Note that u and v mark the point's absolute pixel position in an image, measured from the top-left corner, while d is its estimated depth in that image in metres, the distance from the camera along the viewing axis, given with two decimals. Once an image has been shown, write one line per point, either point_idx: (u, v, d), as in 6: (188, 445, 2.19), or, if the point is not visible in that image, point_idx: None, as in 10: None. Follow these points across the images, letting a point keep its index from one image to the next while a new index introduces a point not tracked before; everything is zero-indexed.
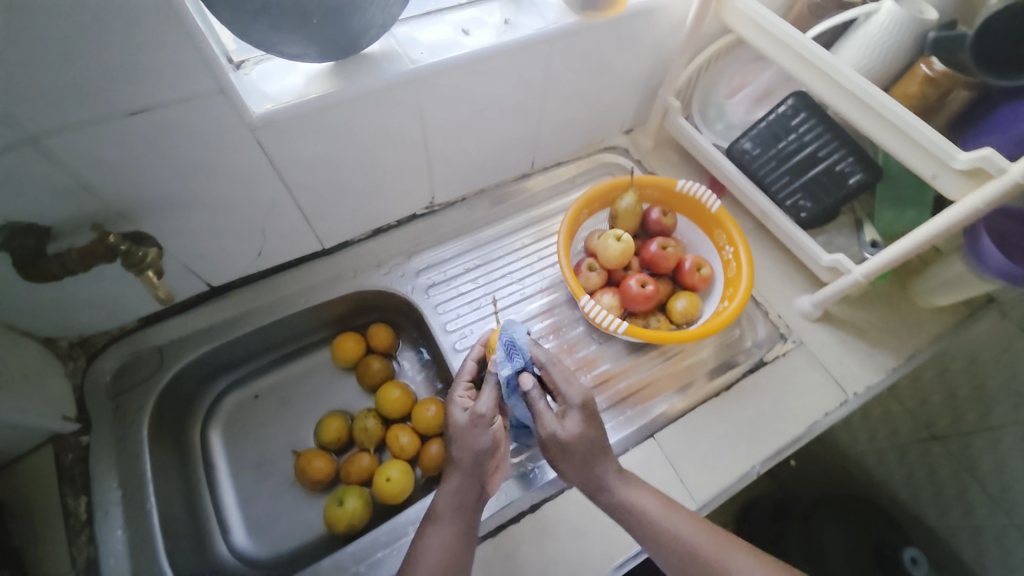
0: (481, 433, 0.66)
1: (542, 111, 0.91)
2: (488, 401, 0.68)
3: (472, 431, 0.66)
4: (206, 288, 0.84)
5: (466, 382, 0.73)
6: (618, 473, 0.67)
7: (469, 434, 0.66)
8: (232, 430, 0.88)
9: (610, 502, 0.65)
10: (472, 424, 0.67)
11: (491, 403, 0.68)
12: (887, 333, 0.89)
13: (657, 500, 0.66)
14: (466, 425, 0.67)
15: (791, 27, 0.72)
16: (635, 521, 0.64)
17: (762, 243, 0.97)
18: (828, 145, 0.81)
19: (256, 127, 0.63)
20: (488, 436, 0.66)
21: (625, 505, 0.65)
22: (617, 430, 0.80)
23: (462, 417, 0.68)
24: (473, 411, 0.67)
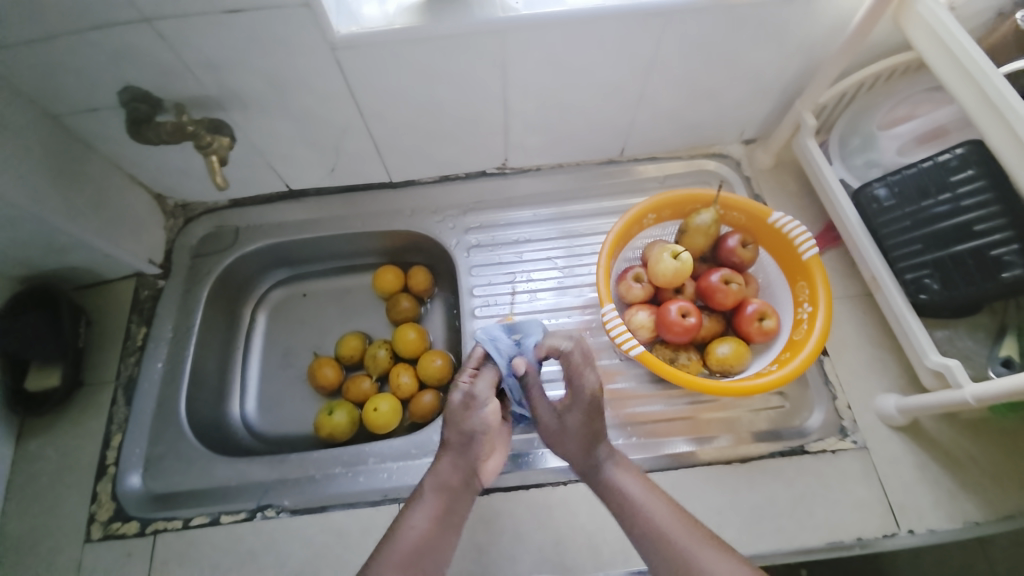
0: (473, 415, 0.63)
1: (643, 95, 0.81)
2: (484, 385, 0.65)
3: (467, 415, 0.63)
4: (284, 188, 0.93)
5: (471, 367, 0.68)
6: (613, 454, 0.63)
7: (464, 417, 0.63)
8: (274, 318, 0.98)
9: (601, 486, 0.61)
10: (468, 410, 0.63)
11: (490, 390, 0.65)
12: (989, 478, 0.68)
13: (648, 488, 0.60)
14: (461, 406, 0.63)
15: (987, 58, 0.56)
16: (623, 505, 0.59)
17: (863, 316, 0.79)
18: (992, 221, 0.63)
19: (337, 47, 0.66)
20: (479, 420, 0.63)
21: (614, 488, 0.60)
22: None
23: (458, 397, 0.64)
24: (469, 393, 0.64)
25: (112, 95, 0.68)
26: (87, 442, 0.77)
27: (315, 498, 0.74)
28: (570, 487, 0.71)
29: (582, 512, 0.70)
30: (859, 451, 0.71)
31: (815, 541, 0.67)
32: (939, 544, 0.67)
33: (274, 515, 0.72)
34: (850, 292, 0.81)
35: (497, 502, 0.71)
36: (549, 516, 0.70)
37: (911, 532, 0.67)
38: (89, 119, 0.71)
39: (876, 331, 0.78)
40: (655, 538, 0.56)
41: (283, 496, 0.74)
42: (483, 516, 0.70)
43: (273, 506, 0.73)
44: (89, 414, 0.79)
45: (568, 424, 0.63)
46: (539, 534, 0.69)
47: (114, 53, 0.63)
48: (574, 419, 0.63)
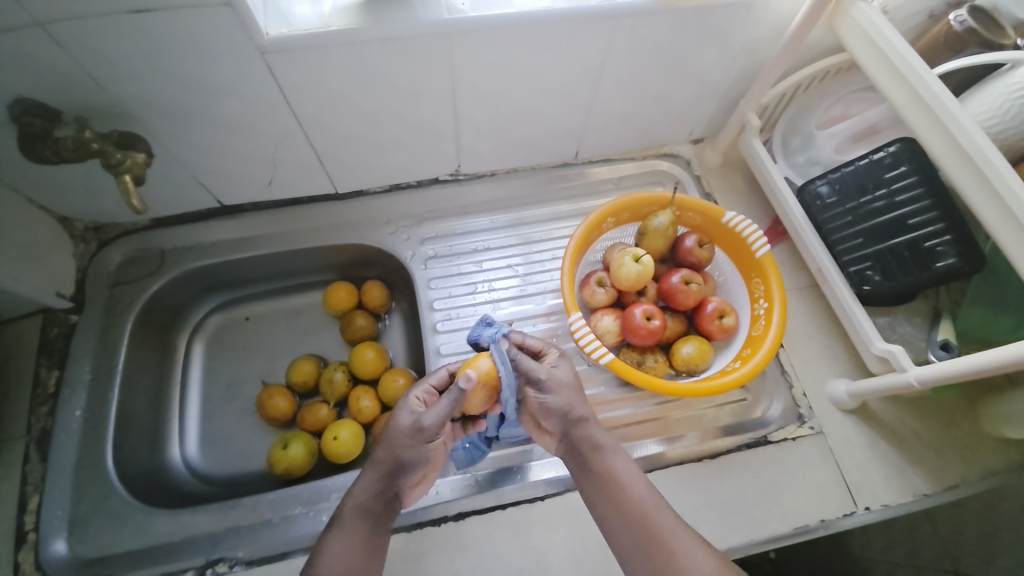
0: (415, 447, 0.59)
1: (595, 98, 0.80)
2: (439, 416, 0.59)
3: (406, 442, 0.59)
4: (216, 204, 0.84)
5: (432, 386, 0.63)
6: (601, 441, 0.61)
7: (403, 444, 0.59)
8: (214, 347, 0.90)
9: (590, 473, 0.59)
10: (408, 434, 0.59)
11: (438, 416, 0.58)
12: (930, 450, 0.74)
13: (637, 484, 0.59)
14: (403, 431, 0.59)
15: (917, 57, 0.58)
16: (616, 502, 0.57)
17: (812, 306, 0.83)
18: (924, 214, 0.67)
19: (268, 51, 0.59)
20: (422, 453, 0.59)
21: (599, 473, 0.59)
22: None
23: (401, 417, 0.60)
24: (418, 425, 0.59)
25: None
26: None
27: (272, 544, 0.68)
28: (548, 501, 0.69)
29: (562, 527, 0.68)
30: (817, 437, 0.74)
31: (784, 528, 0.69)
32: (891, 516, 0.71)
33: (228, 569, 0.66)
34: (798, 284, 0.84)
35: (474, 525, 0.68)
36: (527, 534, 0.68)
37: (867, 508, 0.71)
38: None
39: (824, 320, 0.82)
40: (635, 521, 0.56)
41: (238, 546, 0.68)
42: (459, 542, 0.67)
43: (226, 560, 0.67)
44: None
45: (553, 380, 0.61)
46: (518, 554, 0.67)
47: None
48: (559, 377, 0.62)
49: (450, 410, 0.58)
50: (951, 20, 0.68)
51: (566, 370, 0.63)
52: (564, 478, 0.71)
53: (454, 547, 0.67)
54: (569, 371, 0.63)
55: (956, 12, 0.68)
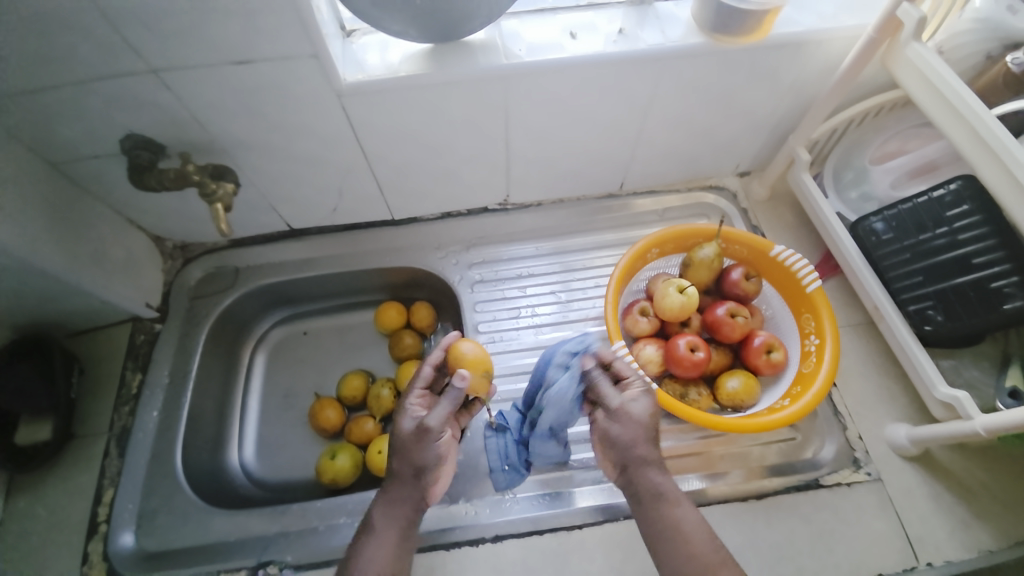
0: (426, 447, 0.61)
1: (641, 133, 0.83)
2: (441, 412, 0.61)
3: (416, 443, 0.60)
4: (285, 227, 0.92)
5: (421, 389, 0.66)
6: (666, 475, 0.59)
7: (413, 449, 0.60)
8: (273, 358, 0.97)
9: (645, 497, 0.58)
10: (416, 437, 0.61)
11: (441, 414, 0.61)
12: (1004, 506, 0.68)
13: (693, 510, 0.57)
14: (410, 432, 0.61)
15: (977, 98, 0.57)
16: (661, 524, 0.56)
17: (867, 345, 0.79)
18: (989, 254, 0.63)
19: (343, 94, 0.66)
20: (433, 452, 0.61)
21: (650, 497, 0.58)
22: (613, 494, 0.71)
23: (407, 424, 0.62)
24: (421, 424, 0.61)
25: (115, 143, 0.68)
26: (78, 498, 0.75)
27: (319, 551, 0.71)
28: (585, 530, 0.69)
29: (599, 558, 0.68)
30: (873, 484, 0.70)
31: None
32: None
33: (276, 572, 0.70)
34: (852, 321, 0.81)
35: (510, 549, 0.69)
36: (563, 562, 0.68)
37: (932, 566, 0.66)
38: (88, 165, 0.70)
39: (881, 360, 0.78)
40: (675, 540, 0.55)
41: (286, 550, 0.72)
42: (495, 565, 0.68)
43: (275, 562, 0.71)
44: (81, 468, 0.77)
45: (625, 419, 0.60)
46: None
47: (117, 103, 0.63)
48: (634, 412, 0.60)
49: (450, 405, 0.61)
50: (1008, 62, 0.64)
51: (642, 405, 0.60)
52: (603, 508, 0.70)
53: (490, 569, 0.68)
54: (649, 407, 0.60)
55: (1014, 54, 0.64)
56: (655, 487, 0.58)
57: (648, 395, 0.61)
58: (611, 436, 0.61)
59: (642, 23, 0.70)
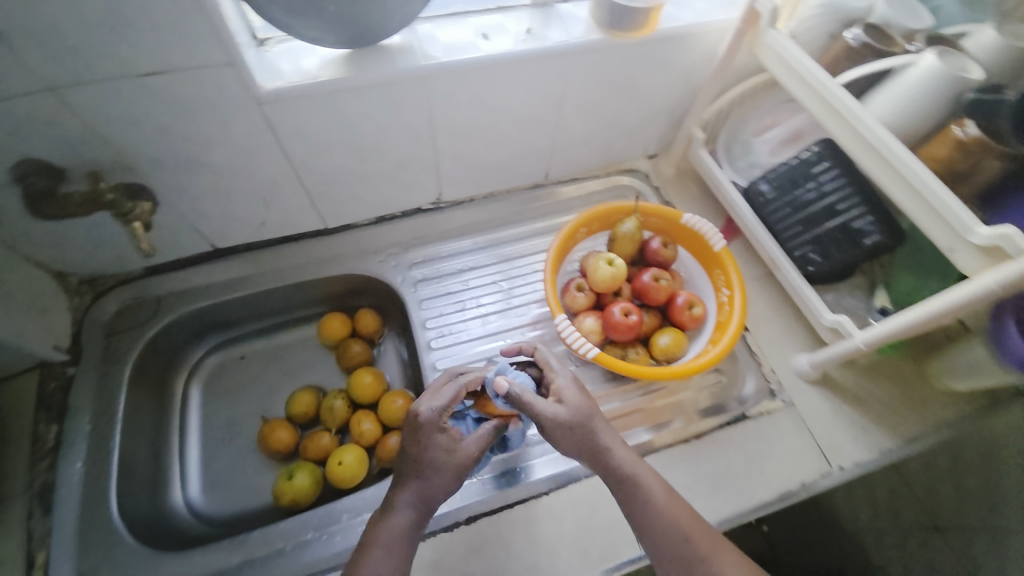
0: (449, 457, 0.64)
1: (557, 124, 0.89)
2: (476, 434, 0.66)
3: (444, 453, 0.64)
4: (209, 248, 0.88)
5: (438, 386, 0.68)
6: (628, 454, 0.66)
7: (442, 459, 0.64)
8: (210, 388, 0.92)
9: (623, 485, 0.64)
10: (427, 424, 0.64)
11: (450, 399, 0.66)
12: (889, 409, 0.82)
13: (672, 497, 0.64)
14: (441, 444, 0.64)
15: (820, 69, 0.66)
16: (650, 515, 0.62)
17: (770, 292, 0.91)
18: (849, 200, 0.75)
19: (263, 101, 0.66)
20: (453, 462, 0.64)
21: (628, 487, 0.64)
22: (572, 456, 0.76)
23: (414, 416, 0.67)
24: (455, 436, 0.65)
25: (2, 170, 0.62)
26: None
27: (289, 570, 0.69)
28: (552, 495, 0.73)
29: (568, 518, 0.72)
30: (788, 409, 0.82)
31: (771, 495, 0.75)
32: (863, 473, 0.78)
33: None
34: (756, 273, 0.93)
35: (485, 527, 0.71)
36: (537, 528, 0.71)
37: (842, 468, 0.77)
38: None
39: (783, 304, 0.90)
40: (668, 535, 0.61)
41: None
42: (472, 545, 0.70)
43: None
44: None
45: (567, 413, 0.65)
46: (530, 549, 0.70)
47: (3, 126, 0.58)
48: (569, 396, 0.68)
49: (486, 437, 0.67)
50: (847, 39, 0.69)
51: (571, 390, 0.68)
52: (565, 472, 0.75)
53: (468, 550, 0.70)
54: (575, 389, 0.69)
55: (852, 32, 0.69)
56: (628, 472, 0.64)
57: (572, 382, 0.70)
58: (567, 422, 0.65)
59: (547, 23, 0.76)
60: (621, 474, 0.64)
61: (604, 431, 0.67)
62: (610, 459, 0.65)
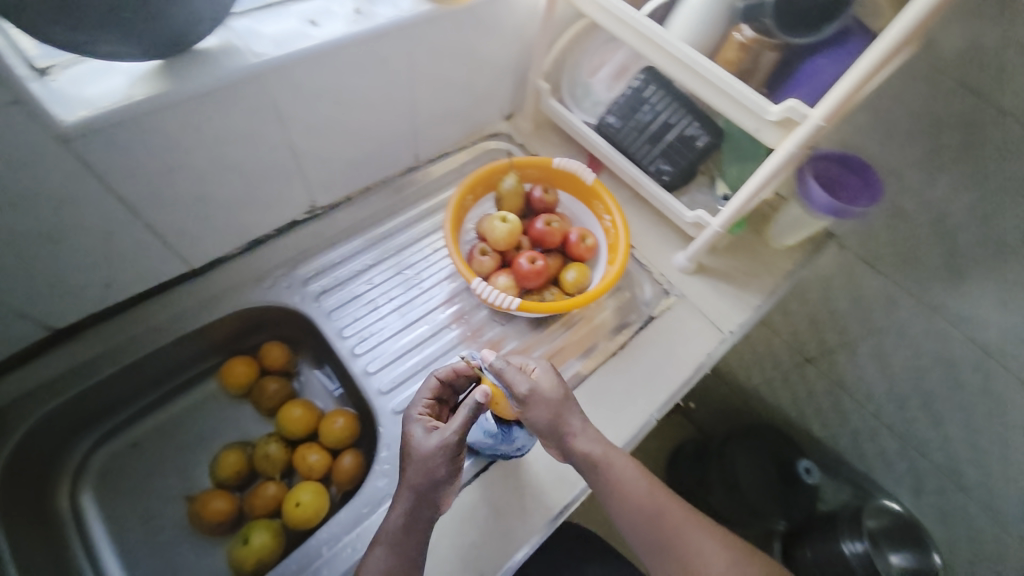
0: (437, 461, 0.63)
1: (414, 102, 0.89)
2: (456, 422, 0.63)
3: (432, 455, 0.63)
4: (47, 332, 0.73)
5: (427, 399, 0.70)
6: (598, 439, 0.69)
7: (431, 461, 0.63)
8: (109, 490, 0.79)
9: (597, 477, 0.67)
10: (433, 452, 0.63)
11: (460, 427, 0.63)
12: (751, 276, 1.01)
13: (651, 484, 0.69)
14: (427, 447, 0.64)
15: (623, 4, 0.75)
16: (632, 507, 0.66)
17: (641, 210, 1.04)
18: (677, 113, 0.89)
19: (70, 139, 0.55)
20: (443, 466, 0.63)
21: (603, 479, 0.66)
22: None
23: (418, 435, 0.66)
24: (440, 438, 0.63)
25: None
26: None
27: None
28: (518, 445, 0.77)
29: (538, 458, 0.77)
30: (681, 300, 0.96)
31: (689, 373, 0.88)
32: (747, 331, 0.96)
33: None
34: (627, 197, 1.05)
35: (467, 498, 0.73)
36: (513, 478, 0.76)
37: (733, 332, 0.93)
38: None
39: (654, 216, 1.03)
40: (650, 523, 0.66)
41: None
42: (461, 518, 0.72)
43: None
44: None
45: (539, 387, 0.69)
46: (513, 498, 0.74)
47: None
48: (543, 382, 0.70)
49: (467, 414, 0.63)
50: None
51: (547, 377, 0.71)
52: None
53: (459, 524, 0.71)
54: (551, 375, 0.72)
55: None
56: (601, 464, 0.67)
57: (548, 369, 0.72)
58: (536, 394, 0.69)
59: (373, 1, 0.75)
60: (594, 469, 0.67)
61: (575, 417, 0.70)
62: (579, 446, 0.68)
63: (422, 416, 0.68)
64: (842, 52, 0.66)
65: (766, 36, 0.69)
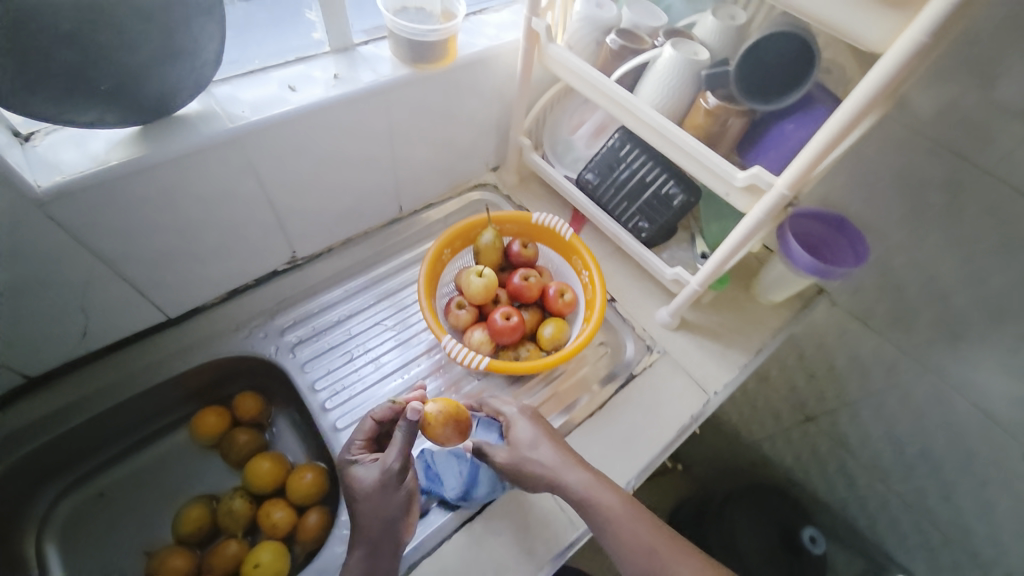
0: (392, 493, 0.66)
1: (395, 158, 0.92)
2: (398, 451, 0.67)
3: (383, 491, 0.66)
4: (21, 380, 0.73)
5: (359, 440, 0.71)
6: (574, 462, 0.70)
7: (382, 495, 0.66)
8: (71, 544, 0.76)
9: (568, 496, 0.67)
10: (383, 484, 0.66)
11: (400, 453, 0.67)
12: (737, 332, 0.98)
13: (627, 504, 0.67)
14: (374, 483, 0.66)
15: (594, 70, 0.77)
16: (605, 526, 0.65)
17: (624, 263, 1.03)
18: (653, 171, 0.88)
19: (45, 203, 0.58)
20: (399, 495, 0.67)
21: (572, 497, 0.67)
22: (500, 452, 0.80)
23: (365, 472, 0.67)
24: (386, 470, 0.66)
25: None
26: None
27: None
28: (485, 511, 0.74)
29: (506, 526, 0.74)
30: (664, 356, 0.93)
31: (671, 435, 0.84)
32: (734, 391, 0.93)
33: None
34: (610, 250, 1.05)
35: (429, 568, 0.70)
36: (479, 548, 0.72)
37: (717, 392, 0.90)
38: None
39: (636, 270, 1.03)
40: (627, 543, 0.64)
41: None
42: None
43: None
44: None
45: (516, 413, 0.77)
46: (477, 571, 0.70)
47: None
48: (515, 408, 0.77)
49: (405, 442, 0.67)
50: (609, 43, 0.78)
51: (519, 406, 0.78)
52: (494, 482, 0.76)
53: None
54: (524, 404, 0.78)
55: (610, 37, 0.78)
56: (575, 485, 0.67)
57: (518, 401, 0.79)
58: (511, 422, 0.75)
59: (352, 66, 0.79)
60: (572, 494, 0.67)
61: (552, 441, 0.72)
62: (553, 471, 0.69)
63: (359, 453, 0.70)
64: (807, 117, 0.65)
65: (731, 102, 0.70)
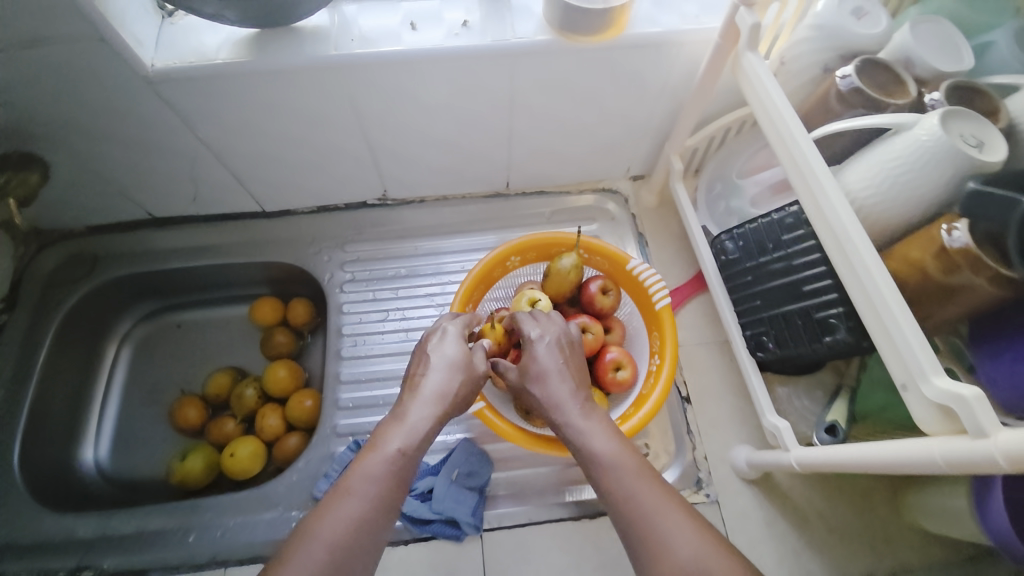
0: (468, 380, 0.57)
1: (511, 132, 0.79)
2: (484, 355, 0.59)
3: (466, 371, 0.57)
4: (147, 216, 0.88)
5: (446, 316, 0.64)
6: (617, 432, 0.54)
7: (461, 376, 0.57)
8: (140, 353, 0.92)
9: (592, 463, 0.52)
10: (461, 364, 0.57)
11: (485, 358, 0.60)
12: (834, 535, 0.68)
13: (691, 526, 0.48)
14: (461, 360, 0.58)
15: (797, 121, 0.52)
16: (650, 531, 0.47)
17: (726, 364, 0.78)
18: (821, 280, 0.59)
19: (153, 81, 0.61)
20: (473, 387, 0.57)
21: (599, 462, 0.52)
22: (455, 496, 0.68)
23: (453, 351, 0.58)
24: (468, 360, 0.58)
25: None
26: None
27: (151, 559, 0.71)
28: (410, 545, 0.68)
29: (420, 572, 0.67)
30: (710, 506, 0.69)
31: None
32: None
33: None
34: (719, 338, 0.79)
35: None
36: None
37: None
38: None
39: (739, 381, 0.77)
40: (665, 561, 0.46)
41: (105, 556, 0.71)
42: None
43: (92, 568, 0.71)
44: None
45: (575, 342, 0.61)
46: None
47: None
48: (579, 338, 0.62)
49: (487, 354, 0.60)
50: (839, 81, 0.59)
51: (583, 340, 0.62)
52: (433, 525, 0.68)
53: None
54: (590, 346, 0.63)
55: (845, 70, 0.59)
56: (601, 450, 0.52)
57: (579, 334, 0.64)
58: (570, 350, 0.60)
59: (491, 15, 0.65)
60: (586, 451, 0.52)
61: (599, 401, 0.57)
62: (581, 429, 0.54)
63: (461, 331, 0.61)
64: None
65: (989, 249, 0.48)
